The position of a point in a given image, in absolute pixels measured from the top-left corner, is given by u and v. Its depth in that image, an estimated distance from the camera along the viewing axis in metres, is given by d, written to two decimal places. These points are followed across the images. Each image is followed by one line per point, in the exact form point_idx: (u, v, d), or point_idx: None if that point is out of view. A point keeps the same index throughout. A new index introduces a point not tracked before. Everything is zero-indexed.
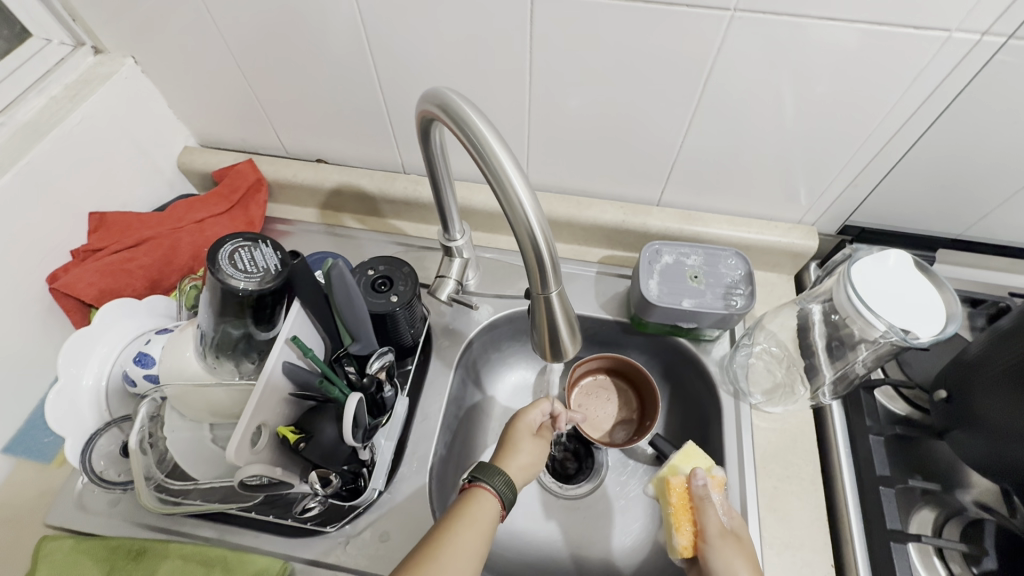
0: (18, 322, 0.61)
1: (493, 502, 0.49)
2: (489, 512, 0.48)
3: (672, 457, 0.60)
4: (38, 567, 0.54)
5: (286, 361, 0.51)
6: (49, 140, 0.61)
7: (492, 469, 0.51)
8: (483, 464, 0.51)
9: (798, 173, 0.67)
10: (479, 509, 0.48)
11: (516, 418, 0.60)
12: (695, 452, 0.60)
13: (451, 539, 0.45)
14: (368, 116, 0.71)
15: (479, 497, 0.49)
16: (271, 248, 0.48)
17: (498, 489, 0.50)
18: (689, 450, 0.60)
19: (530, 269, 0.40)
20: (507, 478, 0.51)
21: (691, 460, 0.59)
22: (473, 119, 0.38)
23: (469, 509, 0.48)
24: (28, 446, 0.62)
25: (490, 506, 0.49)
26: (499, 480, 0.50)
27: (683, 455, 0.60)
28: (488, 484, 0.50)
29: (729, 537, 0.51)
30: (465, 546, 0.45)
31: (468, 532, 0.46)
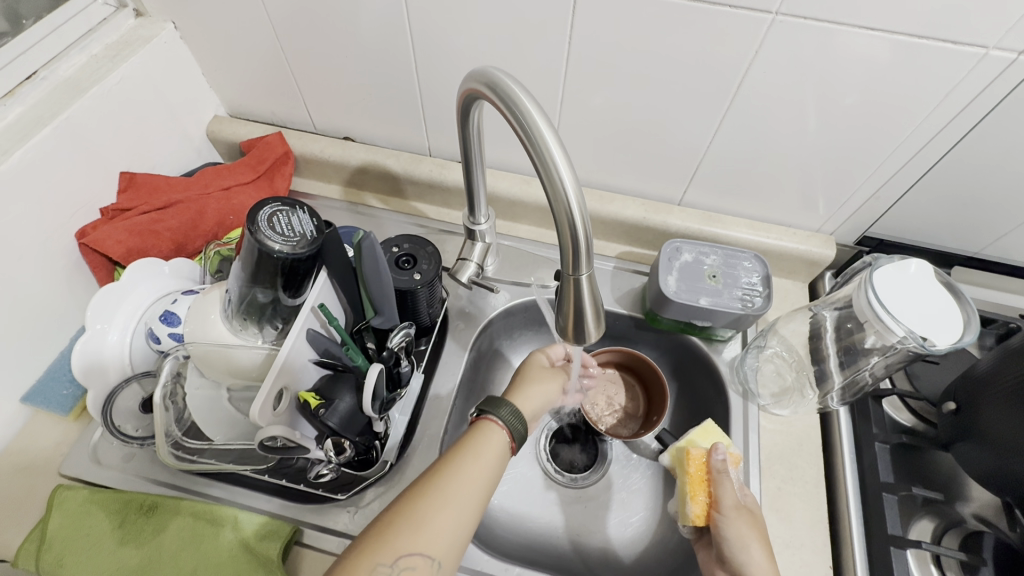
0: (47, 274, 0.62)
1: (503, 433, 0.49)
2: (496, 442, 0.48)
3: (690, 431, 0.61)
4: (52, 514, 0.55)
5: (310, 328, 0.52)
6: (90, 97, 0.62)
7: (500, 400, 0.51)
8: (490, 397, 0.51)
9: (820, 181, 0.67)
10: (491, 442, 0.48)
11: (526, 359, 0.61)
12: (714, 429, 0.61)
13: (459, 473, 0.45)
14: (401, 97, 0.72)
15: (490, 428, 0.49)
16: (307, 215, 0.49)
17: (507, 420, 0.50)
18: (707, 426, 0.61)
19: (563, 248, 0.40)
20: (516, 409, 0.51)
21: (709, 436, 0.60)
22: (522, 98, 0.39)
23: (476, 442, 0.48)
24: (46, 396, 0.62)
25: (502, 439, 0.49)
26: (507, 411, 0.50)
27: (701, 431, 0.61)
28: (495, 414, 0.50)
29: (743, 511, 0.53)
30: (471, 477, 0.45)
31: (484, 464, 0.46)
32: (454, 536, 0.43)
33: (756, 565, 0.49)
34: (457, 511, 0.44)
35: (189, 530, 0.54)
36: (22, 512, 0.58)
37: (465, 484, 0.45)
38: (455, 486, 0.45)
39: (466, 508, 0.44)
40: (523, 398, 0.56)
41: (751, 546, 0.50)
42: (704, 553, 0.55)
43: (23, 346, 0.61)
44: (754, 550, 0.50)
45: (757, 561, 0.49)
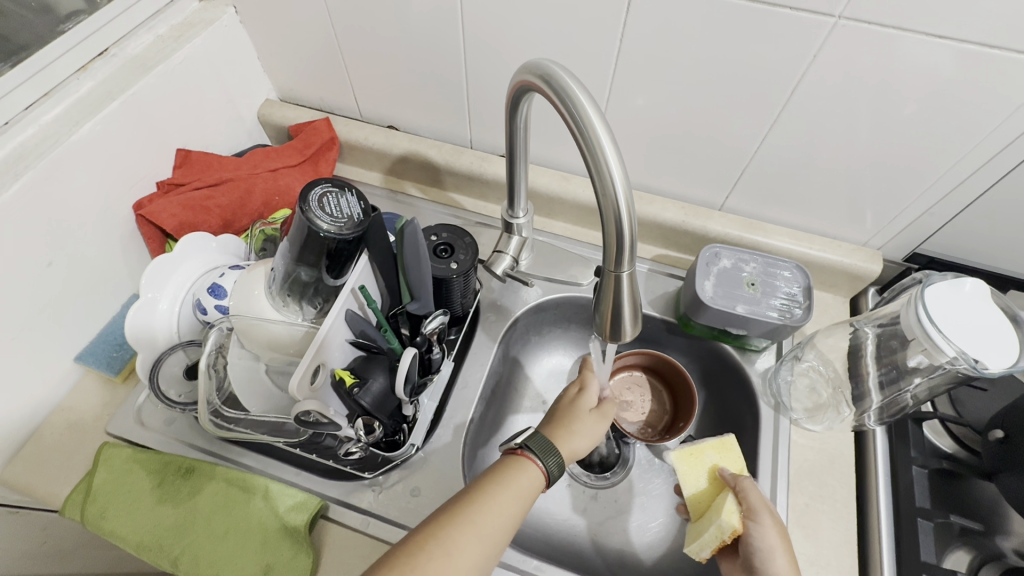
0: (106, 242, 0.65)
1: (542, 480, 0.50)
2: (534, 487, 0.49)
3: (709, 446, 0.59)
4: (98, 469, 0.58)
5: (348, 309, 0.54)
6: (154, 75, 0.65)
7: (549, 448, 0.51)
8: (539, 439, 0.52)
9: (871, 194, 0.65)
10: (527, 483, 0.48)
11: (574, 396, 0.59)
12: (732, 444, 0.59)
13: (495, 503, 0.46)
14: (448, 88, 0.73)
15: (531, 470, 0.50)
16: (355, 198, 0.51)
17: (551, 469, 0.50)
18: (725, 441, 0.60)
19: (607, 245, 0.40)
20: (559, 461, 0.51)
21: (726, 452, 0.59)
22: (576, 92, 0.38)
23: (515, 478, 0.48)
24: (97, 357, 0.65)
25: (538, 483, 0.50)
26: (552, 461, 0.51)
27: (719, 447, 0.59)
28: (541, 461, 0.50)
29: (772, 519, 0.52)
30: (506, 509, 0.46)
31: (519, 502, 0.47)
32: (479, 569, 0.43)
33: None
34: (488, 544, 0.44)
35: (222, 496, 0.57)
36: (71, 464, 0.61)
37: (499, 519, 0.45)
38: (489, 519, 0.45)
39: (497, 541, 0.45)
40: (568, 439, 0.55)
41: (778, 557, 0.50)
42: (728, 563, 0.55)
43: (82, 308, 0.64)
44: (779, 558, 0.50)
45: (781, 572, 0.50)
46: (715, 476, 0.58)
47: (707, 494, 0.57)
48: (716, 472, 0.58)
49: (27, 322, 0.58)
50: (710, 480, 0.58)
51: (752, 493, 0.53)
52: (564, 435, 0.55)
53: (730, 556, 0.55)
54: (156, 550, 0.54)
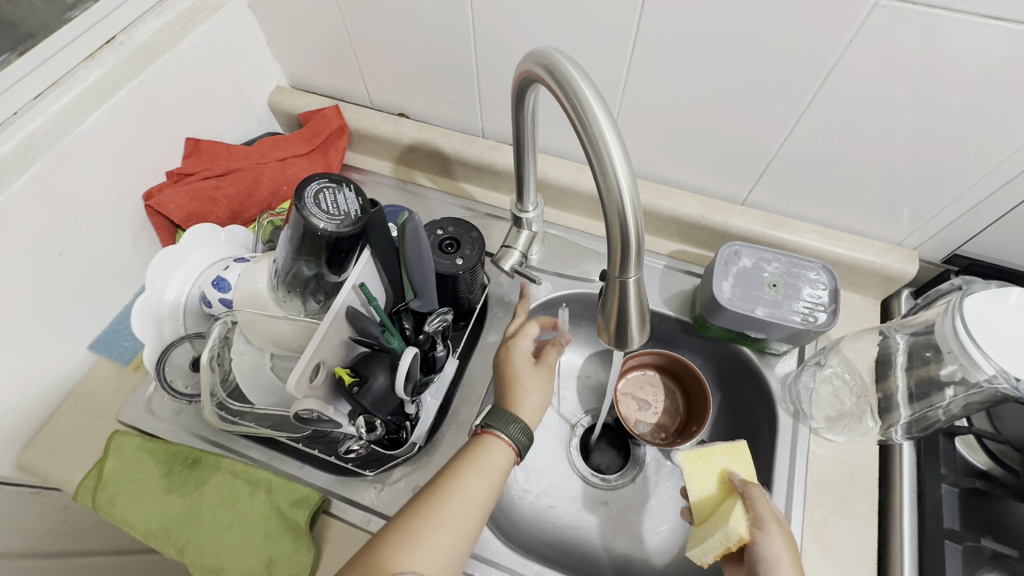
0: (117, 231, 0.65)
1: (510, 452, 0.51)
2: (500, 460, 0.50)
3: (717, 447, 0.56)
4: (109, 457, 0.59)
5: (349, 306, 0.52)
6: (162, 63, 0.64)
7: (507, 417, 0.52)
8: (497, 412, 0.52)
9: (908, 190, 0.61)
10: (493, 461, 0.50)
11: (510, 355, 0.58)
12: (742, 449, 0.56)
13: (458, 489, 0.47)
14: (458, 76, 0.70)
15: (493, 446, 0.51)
16: (353, 194, 0.49)
17: (515, 437, 0.51)
18: (736, 445, 0.57)
19: (612, 247, 0.37)
20: (523, 424, 0.52)
21: (735, 456, 0.56)
22: (580, 84, 0.35)
23: (477, 459, 0.50)
24: (110, 345, 0.66)
25: (507, 457, 0.51)
26: (514, 428, 0.51)
27: (729, 450, 0.56)
28: (502, 432, 0.51)
29: (779, 527, 0.49)
30: (470, 493, 0.47)
31: (482, 482, 0.48)
32: (452, 554, 0.45)
33: None
34: (456, 529, 0.46)
35: (227, 487, 0.57)
36: (85, 450, 0.62)
37: (463, 504, 0.47)
38: (451, 506, 0.47)
39: (470, 523, 0.47)
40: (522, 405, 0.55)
41: (783, 565, 0.48)
42: (734, 569, 0.53)
43: (93, 297, 0.65)
44: (785, 568, 0.48)
45: None
46: (724, 480, 0.55)
47: (714, 498, 0.54)
48: (725, 476, 0.55)
49: (39, 311, 0.59)
50: (718, 484, 0.55)
51: (759, 500, 0.50)
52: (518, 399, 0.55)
53: (736, 563, 0.53)
54: (163, 538, 0.55)
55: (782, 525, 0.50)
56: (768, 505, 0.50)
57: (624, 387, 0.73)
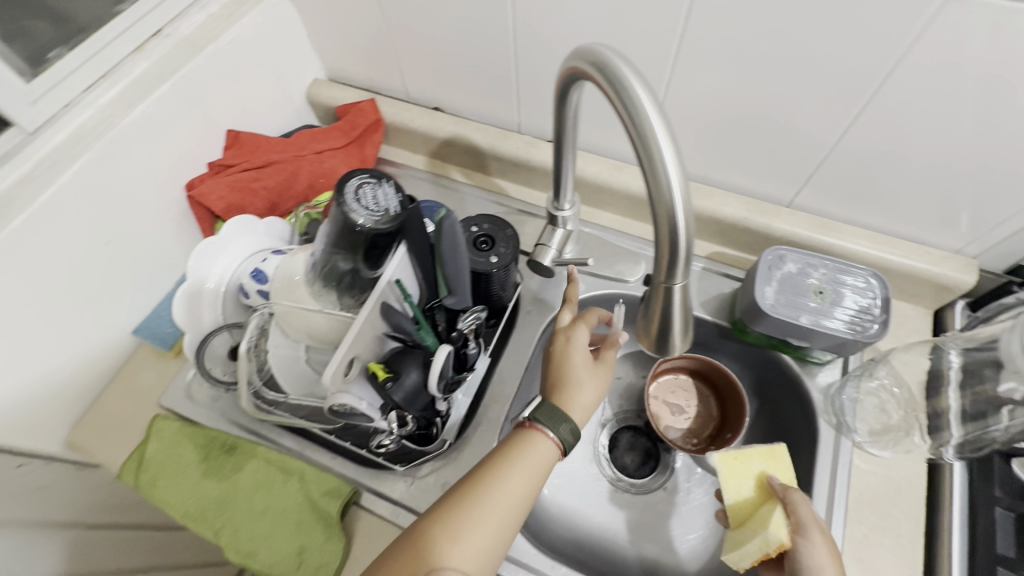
0: (162, 221, 0.67)
1: (555, 448, 0.49)
2: (546, 458, 0.48)
3: (755, 449, 0.54)
4: (150, 440, 0.61)
5: (384, 302, 0.52)
6: (205, 56, 0.65)
7: (556, 415, 0.49)
8: (545, 407, 0.50)
9: (969, 196, 0.57)
10: (539, 458, 0.48)
11: (566, 350, 0.53)
12: (782, 453, 0.54)
13: (506, 484, 0.46)
14: (496, 70, 0.69)
15: (541, 444, 0.48)
16: (393, 189, 0.48)
17: (563, 436, 0.49)
18: (774, 448, 0.54)
19: (659, 253, 0.36)
20: (572, 426, 0.49)
21: (774, 459, 0.53)
22: (633, 83, 0.34)
23: (523, 454, 0.47)
24: (153, 331, 0.68)
25: (552, 454, 0.48)
26: (563, 428, 0.49)
27: (766, 452, 0.54)
28: (551, 431, 0.49)
29: (821, 535, 0.47)
30: (516, 489, 0.46)
31: (527, 480, 0.46)
32: (494, 549, 0.44)
33: None
34: (500, 522, 0.44)
35: (262, 474, 0.59)
36: (129, 433, 0.64)
37: (507, 499, 0.45)
38: (494, 500, 0.45)
39: (513, 519, 0.45)
40: (574, 404, 0.51)
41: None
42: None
43: (139, 285, 0.67)
44: None
45: None
46: (761, 483, 0.53)
47: (750, 502, 0.52)
48: (762, 480, 0.53)
49: (88, 298, 0.61)
50: (756, 487, 0.52)
51: (802, 506, 0.48)
52: (570, 398, 0.51)
53: (774, 569, 0.52)
54: (200, 521, 0.57)
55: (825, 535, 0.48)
56: (812, 514, 0.48)
57: (654, 391, 0.72)
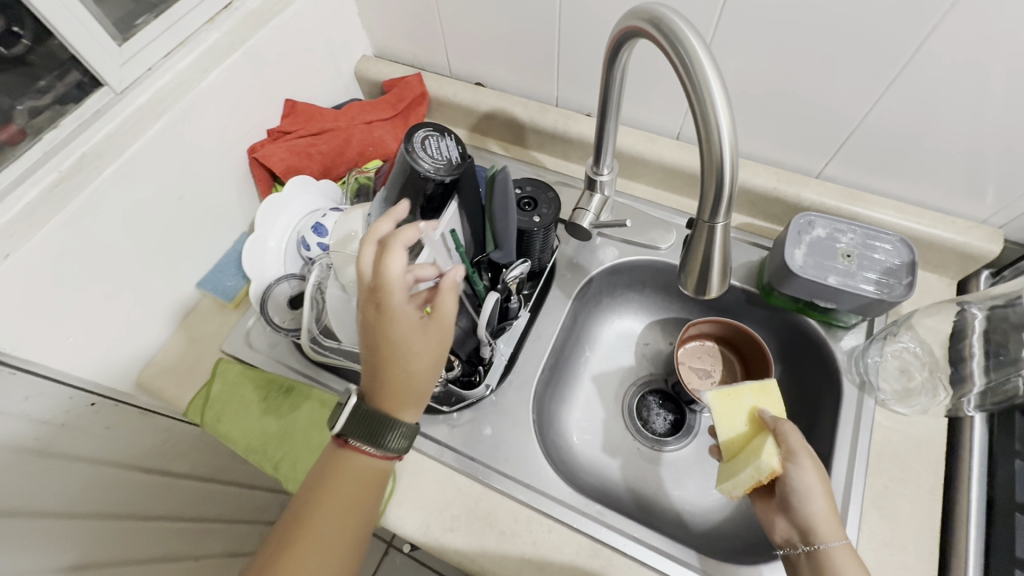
0: (225, 182, 0.72)
1: (383, 459, 0.49)
2: (367, 470, 0.48)
3: (747, 386, 0.56)
4: (215, 380, 0.66)
5: (439, 252, 0.56)
6: (271, 28, 0.70)
7: (376, 431, 0.47)
8: (376, 424, 0.47)
9: (996, 166, 0.60)
10: (357, 471, 0.48)
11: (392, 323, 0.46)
12: (773, 389, 0.56)
13: (332, 500, 0.47)
14: (538, 45, 0.73)
15: (357, 459, 0.48)
16: (453, 142, 0.54)
17: (394, 446, 0.48)
18: (766, 385, 0.57)
19: (705, 195, 0.40)
20: (403, 431, 0.48)
21: (765, 396, 0.56)
22: (689, 36, 0.37)
23: (342, 469, 0.48)
24: (215, 284, 0.73)
25: (380, 462, 0.49)
26: (392, 438, 0.47)
27: (758, 389, 0.56)
28: (372, 446, 0.47)
29: (810, 461, 0.50)
30: (336, 513, 0.47)
31: (353, 493, 0.48)
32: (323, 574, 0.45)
33: (819, 517, 0.49)
34: (332, 554, 0.46)
35: (317, 413, 0.64)
36: (194, 375, 0.70)
37: (337, 516, 0.46)
38: (321, 521, 0.46)
39: (346, 540, 0.47)
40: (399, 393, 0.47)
41: (815, 498, 0.49)
42: (762, 503, 0.54)
43: (203, 240, 0.72)
44: (818, 499, 0.49)
45: (820, 514, 0.49)
46: (754, 418, 0.55)
47: (743, 436, 0.55)
48: (754, 414, 0.55)
49: (160, 248, 0.66)
50: (748, 421, 0.55)
51: (792, 435, 0.51)
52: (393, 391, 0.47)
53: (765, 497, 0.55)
54: (261, 454, 0.62)
55: (813, 460, 0.51)
56: (800, 442, 0.51)
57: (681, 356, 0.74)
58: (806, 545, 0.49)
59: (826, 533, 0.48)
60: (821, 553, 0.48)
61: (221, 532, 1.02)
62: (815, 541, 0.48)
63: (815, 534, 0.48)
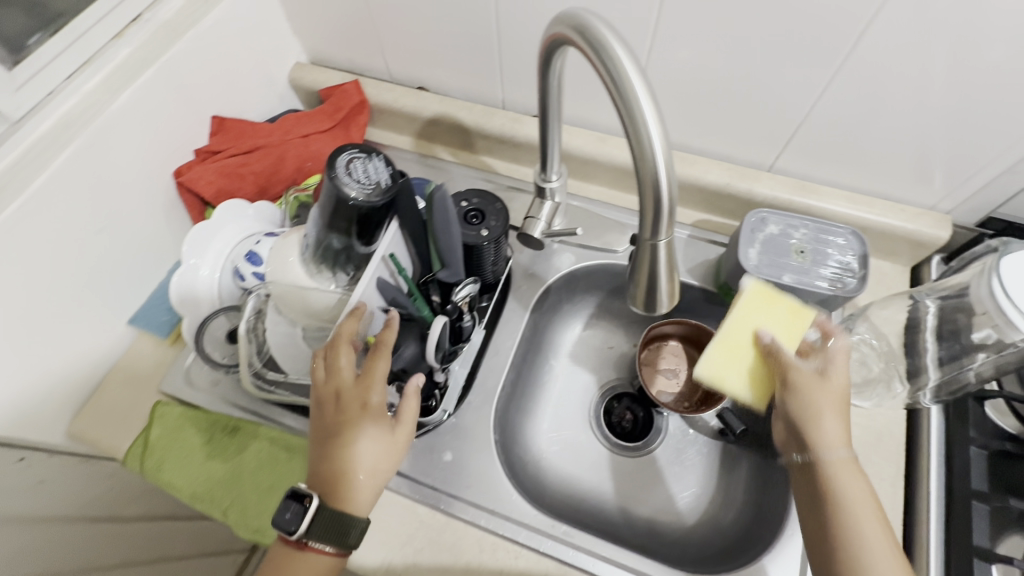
0: (150, 210, 0.67)
1: (334, 559, 0.46)
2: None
3: (783, 305, 0.55)
4: (153, 425, 0.62)
5: (378, 277, 0.54)
6: (186, 41, 0.65)
7: (328, 529, 0.45)
8: (330, 523, 0.45)
9: (942, 152, 0.59)
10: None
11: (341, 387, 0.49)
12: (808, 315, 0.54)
13: None
14: (478, 47, 0.69)
15: (309, 562, 0.45)
16: (383, 163, 0.50)
17: (349, 544, 0.46)
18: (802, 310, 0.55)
19: (644, 212, 0.38)
20: (362, 530, 0.47)
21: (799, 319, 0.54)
22: (613, 45, 0.35)
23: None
24: (148, 321, 0.69)
25: (331, 563, 0.46)
26: (351, 535, 0.46)
27: (795, 311, 0.55)
28: (329, 545, 0.45)
29: (825, 395, 0.49)
30: None
31: None
32: None
33: (826, 437, 0.47)
34: None
35: (266, 453, 0.60)
36: (130, 421, 0.65)
37: None
38: None
39: None
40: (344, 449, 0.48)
41: (826, 418, 0.48)
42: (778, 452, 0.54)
43: (131, 274, 0.67)
44: (830, 427, 0.47)
45: (830, 438, 0.47)
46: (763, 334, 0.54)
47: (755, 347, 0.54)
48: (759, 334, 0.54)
49: (82, 288, 0.61)
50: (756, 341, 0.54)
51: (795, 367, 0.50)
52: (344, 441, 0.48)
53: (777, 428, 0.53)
54: (208, 501, 0.58)
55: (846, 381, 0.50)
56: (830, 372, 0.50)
57: (644, 358, 0.73)
58: (805, 455, 0.48)
59: (829, 445, 0.47)
60: (840, 506, 0.45)
61: (183, 571, 0.98)
62: (831, 492, 0.46)
63: (832, 484, 0.46)
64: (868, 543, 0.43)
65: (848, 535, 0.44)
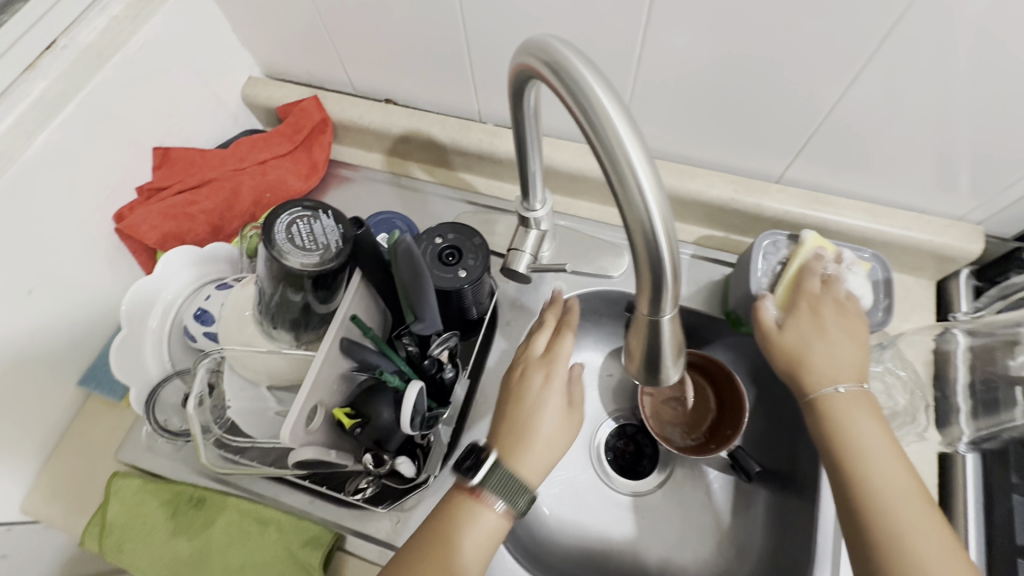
0: (89, 260, 0.60)
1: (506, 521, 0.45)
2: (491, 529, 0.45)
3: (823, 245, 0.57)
4: (110, 502, 0.56)
5: (344, 337, 0.48)
6: (112, 67, 0.57)
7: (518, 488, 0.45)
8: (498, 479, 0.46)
9: (976, 160, 0.52)
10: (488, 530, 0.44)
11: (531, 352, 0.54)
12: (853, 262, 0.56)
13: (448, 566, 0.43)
14: (447, 55, 0.61)
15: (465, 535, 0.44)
16: (331, 220, 0.45)
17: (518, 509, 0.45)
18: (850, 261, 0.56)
19: (641, 283, 0.32)
20: (531, 498, 0.46)
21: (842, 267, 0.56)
22: (595, 89, 0.29)
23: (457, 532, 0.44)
24: (99, 381, 0.62)
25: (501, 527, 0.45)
26: (521, 500, 0.46)
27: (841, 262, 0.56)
28: (509, 502, 0.45)
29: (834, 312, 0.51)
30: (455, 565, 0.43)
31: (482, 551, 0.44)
32: None
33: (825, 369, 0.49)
34: None
35: (235, 528, 0.54)
36: (89, 495, 0.59)
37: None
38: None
39: None
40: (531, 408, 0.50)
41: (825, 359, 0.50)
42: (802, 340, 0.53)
43: (75, 332, 0.60)
44: (834, 353, 0.50)
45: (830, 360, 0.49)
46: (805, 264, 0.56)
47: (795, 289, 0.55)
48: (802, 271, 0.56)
49: (16, 356, 0.55)
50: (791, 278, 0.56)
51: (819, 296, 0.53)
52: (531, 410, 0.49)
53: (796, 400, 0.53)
54: None
55: (858, 370, 0.49)
56: (833, 359, 0.49)
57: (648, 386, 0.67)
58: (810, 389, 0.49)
59: (831, 396, 0.48)
60: (869, 485, 0.43)
61: None
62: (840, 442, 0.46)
63: (861, 465, 0.44)
64: (892, 497, 0.42)
65: (866, 494, 0.43)
